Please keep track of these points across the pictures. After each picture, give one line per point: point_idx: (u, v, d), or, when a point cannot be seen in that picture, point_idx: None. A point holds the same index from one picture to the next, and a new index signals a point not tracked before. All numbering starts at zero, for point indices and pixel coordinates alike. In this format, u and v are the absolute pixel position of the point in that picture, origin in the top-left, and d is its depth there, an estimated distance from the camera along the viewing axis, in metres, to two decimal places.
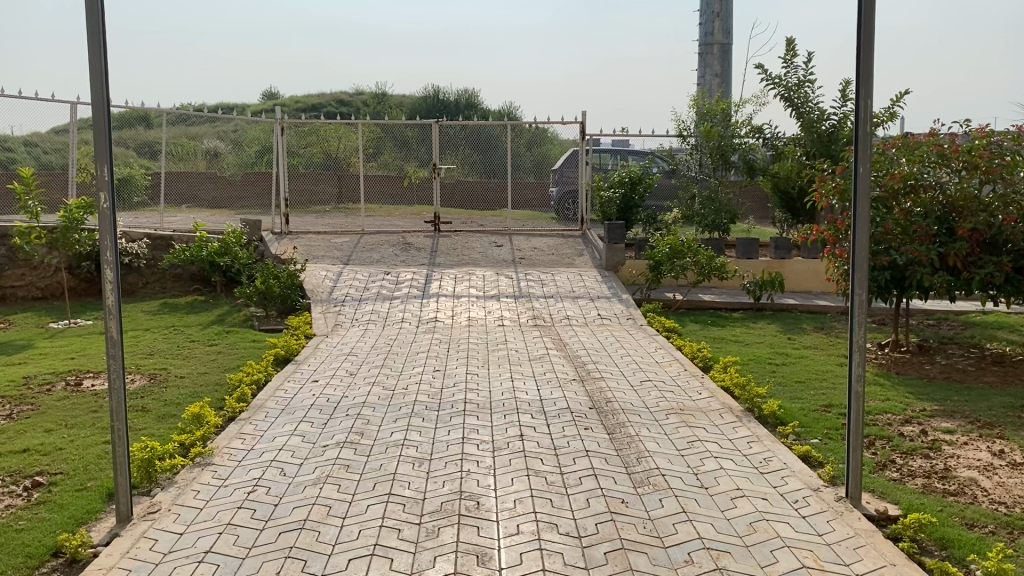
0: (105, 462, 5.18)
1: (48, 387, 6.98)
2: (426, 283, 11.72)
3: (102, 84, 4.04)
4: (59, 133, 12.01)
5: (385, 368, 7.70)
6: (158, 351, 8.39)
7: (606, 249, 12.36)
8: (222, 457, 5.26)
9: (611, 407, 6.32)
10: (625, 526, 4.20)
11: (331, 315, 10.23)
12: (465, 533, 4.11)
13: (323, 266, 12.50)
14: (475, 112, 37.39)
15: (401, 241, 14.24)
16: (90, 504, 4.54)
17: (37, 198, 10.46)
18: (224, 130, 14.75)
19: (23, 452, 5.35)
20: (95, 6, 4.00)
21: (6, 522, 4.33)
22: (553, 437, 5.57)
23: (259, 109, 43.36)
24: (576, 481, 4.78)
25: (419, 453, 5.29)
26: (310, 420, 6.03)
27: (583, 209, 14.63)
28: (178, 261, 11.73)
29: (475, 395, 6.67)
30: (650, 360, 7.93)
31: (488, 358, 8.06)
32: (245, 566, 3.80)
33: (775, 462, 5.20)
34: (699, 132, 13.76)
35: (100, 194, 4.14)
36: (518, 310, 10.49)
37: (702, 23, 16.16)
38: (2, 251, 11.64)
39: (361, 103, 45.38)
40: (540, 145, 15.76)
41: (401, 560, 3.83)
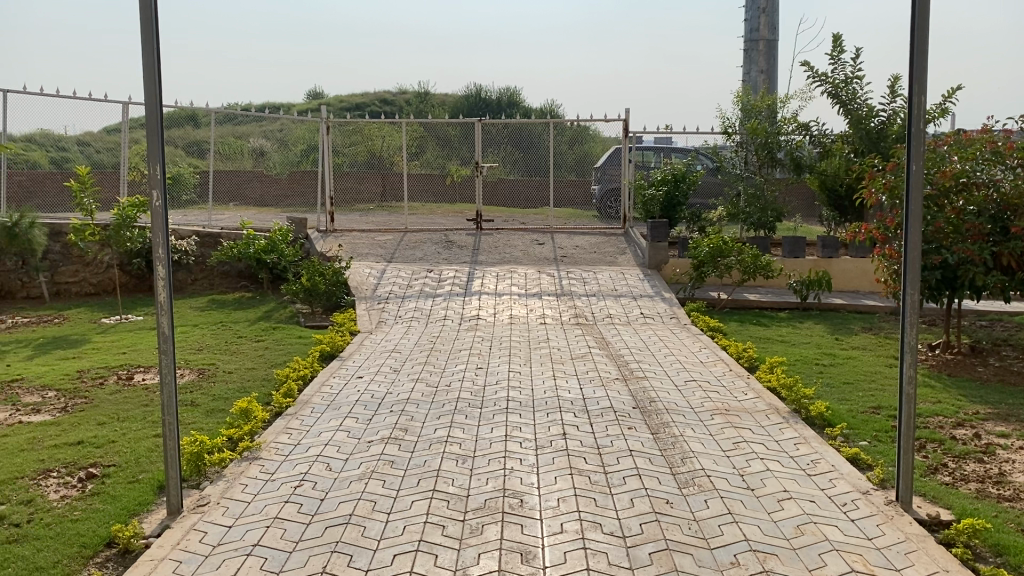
0: (156, 455, 5.29)
1: (101, 381, 7.15)
2: (468, 280, 11.78)
3: (155, 86, 4.10)
4: (110, 133, 12.30)
5: (428, 365, 7.74)
6: (207, 347, 8.54)
7: (649, 249, 12.30)
8: (269, 451, 5.34)
9: (654, 407, 6.28)
10: (669, 526, 4.17)
11: (375, 311, 10.33)
12: (509, 531, 4.11)
13: (367, 264, 12.62)
14: (517, 109, 37.43)
15: (443, 238, 14.32)
16: (142, 496, 4.63)
17: (91, 196, 10.70)
18: (270, 130, 15.00)
19: (76, 444, 5.48)
20: (148, 8, 4.07)
21: (61, 512, 4.44)
22: (596, 437, 5.54)
23: (304, 109, 43.77)
24: (620, 481, 4.75)
25: (463, 450, 5.31)
26: (355, 416, 6.09)
27: (626, 207, 14.63)
28: (227, 258, 11.97)
29: (517, 393, 6.67)
30: (694, 359, 7.87)
31: (531, 356, 8.07)
32: (293, 559, 3.85)
33: (823, 464, 5.12)
34: (744, 129, 13.57)
35: (153, 192, 4.21)
36: (560, 308, 10.48)
37: (747, 19, 15.98)
38: (57, 249, 11.93)
39: (404, 103, 45.70)
40: (581, 143, 15.62)
41: (445, 556, 3.85)
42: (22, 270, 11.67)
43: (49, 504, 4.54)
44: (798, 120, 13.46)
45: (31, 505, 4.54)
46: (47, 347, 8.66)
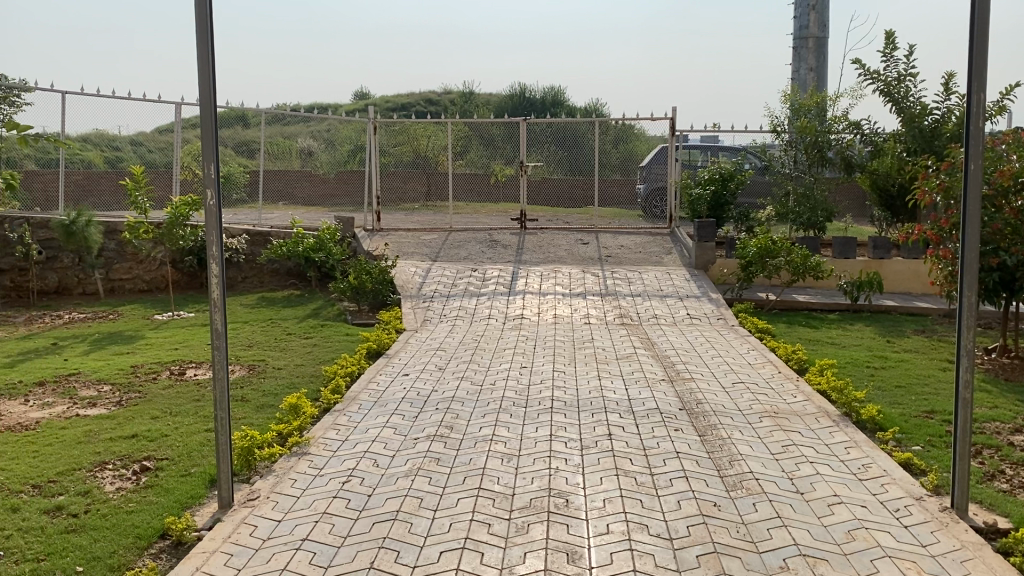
0: (207, 449, 5.39)
1: (154, 376, 7.31)
2: (512, 279, 11.80)
3: (209, 86, 4.17)
4: (163, 132, 12.56)
5: (473, 364, 7.77)
6: (257, 343, 8.68)
7: (696, 248, 12.19)
8: (318, 447, 5.41)
9: (701, 408, 6.21)
10: (717, 529, 4.13)
11: (420, 310, 10.38)
12: (555, 530, 4.10)
13: (413, 262, 12.69)
14: (562, 108, 37.36)
15: (488, 238, 14.32)
16: (194, 489, 4.72)
17: (146, 194, 10.93)
18: (318, 130, 15.25)
19: (131, 438, 5.60)
20: (202, 10, 4.14)
21: (117, 504, 4.54)
22: (642, 438, 5.52)
23: (352, 109, 44.21)
24: (666, 483, 4.72)
25: (508, 449, 5.32)
26: (401, 413, 6.14)
27: (672, 207, 14.53)
28: (276, 256, 12.13)
29: (562, 393, 6.65)
30: (742, 361, 7.77)
31: (575, 356, 8.05)
32: (341, 554, 3.89)
33: (874, 468, 5.03)
34: (794, 128, 13.34)
35: (207, 191, 4.29)
36: (604, 308, 10.44)
37: (796, 17, 15.76)
38: (112, 246, 12.19)
39: (449, 102, 45.89)
40: (626, 142, 15.60)
41: (491, 554, 3.86)
42: (79, 266, 11.96)
43: (105, 496, 4.65)
44: (849, 119, 13.21)
45: (88, 496, 4.65)
46: (103, 342, 8.87)
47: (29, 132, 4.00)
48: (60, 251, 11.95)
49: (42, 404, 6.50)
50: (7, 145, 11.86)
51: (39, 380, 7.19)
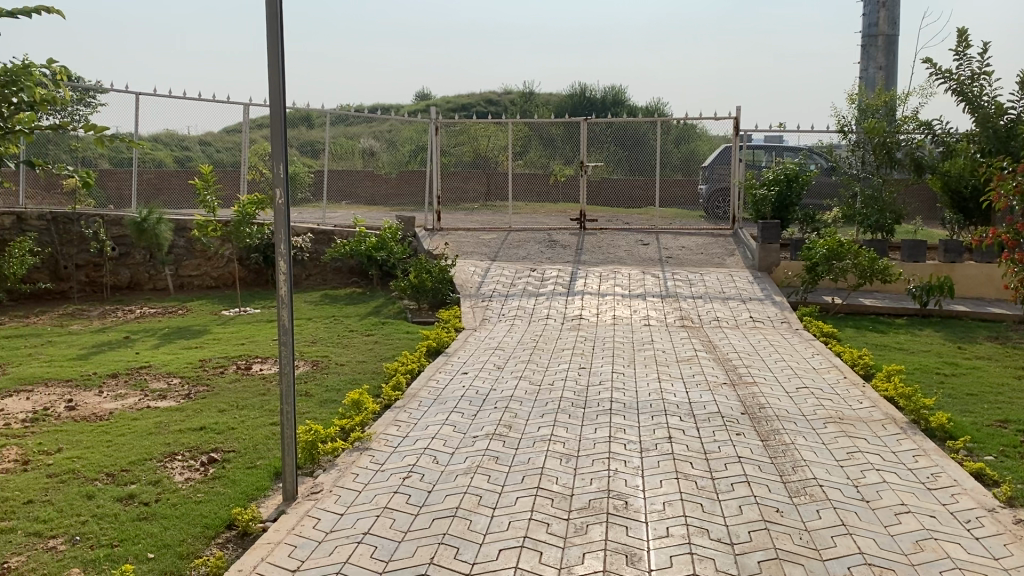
0: (272, 442, 5.52)
1: (221, 370, 7.49)
2: (572, 280, 11.76)
3: (279, 87, 4.26)
4: (232, 133, 12.87)
5: (531, 364, 7.78)
6: (320, 339, 8.84)
7: (760, 249, 12.01)
8: (379, 442, 5.49)
9: (764, 413, 6.12)
10: (779, 535, 4.07)
11: (479, 309, 10.43)
12: (614, 532, 4.09)
13: (473, 262, 12.76)
14: (623, 108, 37.20)
15: (547, 238, 14.32)
16: (259, 481, 4.84)
17: (214, 193, 11.20)
18: (381, 130, 15.50)
19: (199, 429, 5.76)
20: (274, 12, 4.23)
21: (186, 493, 4.68)
22: (703, 441, 5.46)
23: (413, 109, 44.91)
24: (727, 487, 4.67)
25: (567, 449, 5.32)
26: (460, 411, 6.18)
27: (735, 208, 14.39)
28: (339, 255, 12.33)
29: (621, 394, 6.63)
30: (806, 366, 7.64)
31: (635, 357, 8.00)
32: (401, 549, 3.93)
33: (944, 478, 4.89)
34: (862, 129, 13.05)
35: (276, 189, 4.38)
36: (665, 310, 10.36)
37: (865, 14, 15.40)
38: (182, 243, 12.49)
39: (509, 102, 46.07)
40: (687, 141, 15.47)
41: (549, 554, 3.86)
42: (150, 262, 12.36)
43: (174, 486, 4.79)
44: (919, 119, 12.77)
45: (158, 485, 4.80)
46: (172, 336, 9.13)
47: (106, 133, 4.28)
48: (133, 248, 12.33)
49: (115, 395, 6.73)
50: (84, 144, 12.28)
51: (113, 372, 7.44)
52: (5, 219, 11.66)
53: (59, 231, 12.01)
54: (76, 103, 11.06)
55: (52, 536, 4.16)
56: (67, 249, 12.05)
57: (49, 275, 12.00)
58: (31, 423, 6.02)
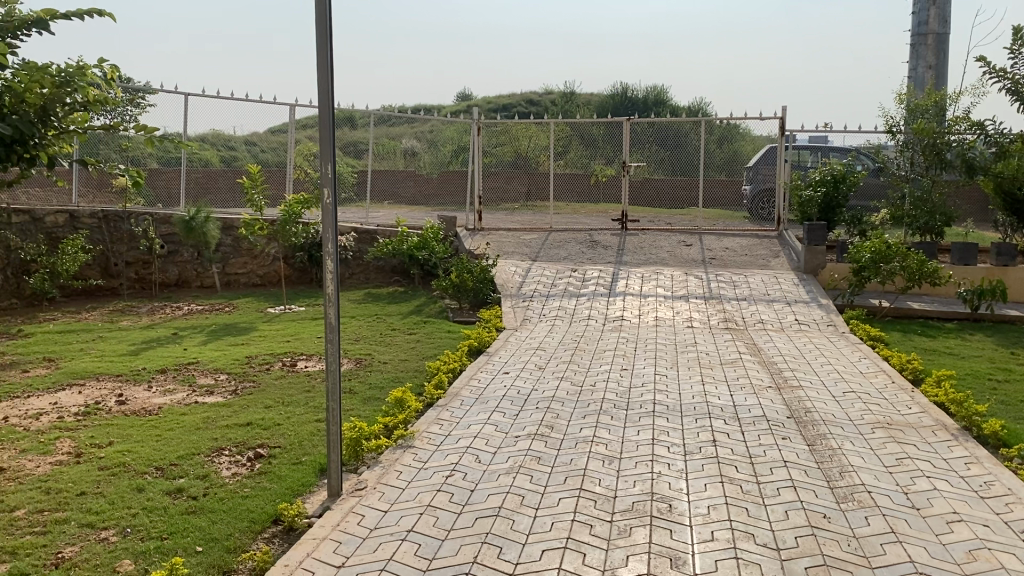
0: (317, 438, 5.57)
1: (267, 367, 7.60)
2: (613, 281, 11.70)
3: (328, 88, 4.30)
4: (277, 133, 13.05)
5: (573, 364, 7.76)
6: (363, 337, 8.91)
7: (805, 251, 11.85)
8: (422, 440, 5.53)
9: (810, 418, 6.02)
10: (827, 541, 4.01)
11: (520, 310, 10.43)
12: (658, 535, 4.06)
13: (514, 262, 12.78)
14: (665, 108, 36.97)
15: (588, 238, 14.29)
16: (305, 477, 4.89)
17: (261, 192, 11.36)
18: (422, 130, 15.56)
19: (246, 425, 5.84)
20: (324, 13, 4.27)
21: (233, 488, 4.75)
22: (748, 445, 5.39)
23: (454, 109, 45.12)
24: (773, 492, 4.61)
25: (609, 451, 5.29)
26: (502, 411, 6.18)
27: (780, 208, 14.20)
28: (382, 254, 12.41)
29: (664, 397, 6.58)
30: (853, 370, 7.51)
31: (678, 360, 7.93)
32: (445, 547, 3.95)
33: (998, 487, 4.77)
34: (910, 129, 12.80)
35: (324, 189, 4.43)
36: (708, 311, 10.26)
37: (915, 12, 15.09)
38: (228, 241, 12.70)
39: (550, 102, 46.03)
40: (731, 142, 15.31)
41: (593, 556, 3.85)
42: (197, 260, 12.57)
43: (222, 481, 4.86)
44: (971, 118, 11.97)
45: (206, 479, 4.87)
46: (219, 333, 9.27)
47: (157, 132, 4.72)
48: (181, 246, 12.55)
49: (164, 390, 6.85)
50: (134, 144, 12.52)
51: (162, 367, 7.57)
52: (59, 217, 11.79)
53: (110, 229, 12.19)
54: (126, 103, 11.28)
55: (104, 527, 4.25)
56: (117, 247, 12.24)
57: (99, 271, 12.19)
58: (84, 417, 6.15)
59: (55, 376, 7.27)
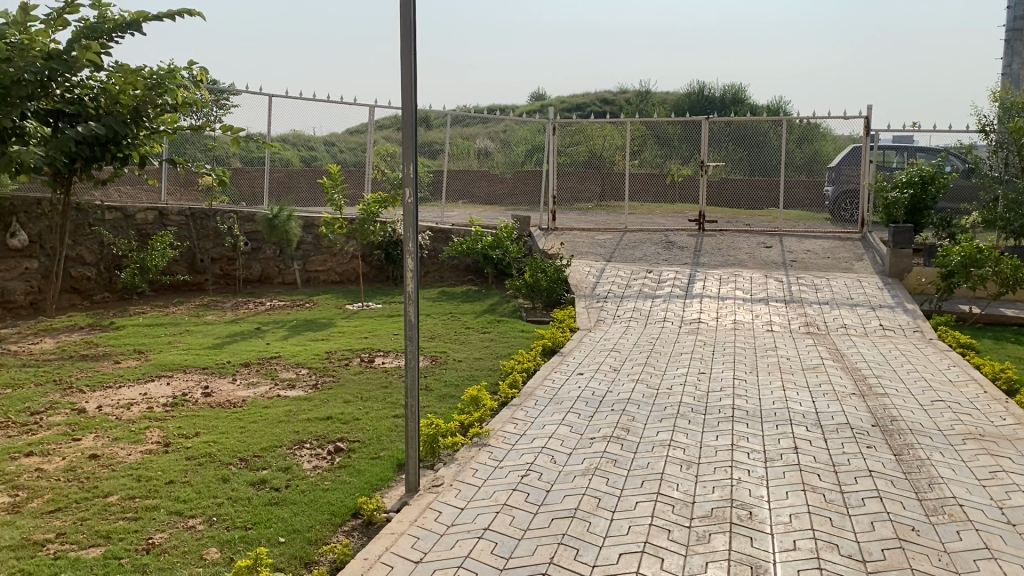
0: (395, 434, 5.65)
1: (346, 362, 7.74)
2: (690, 283, 11.55)
3: (411, 89, 4.35)
4: (355, 133, 13.31)
5: (649, 367, 7.68)
6: (439, 335, 9.01)
7: (891, 255, 11.50)
8: (497, 439, 5.54)
9: (897, 426, 5.83)
10: (916, 555, 3.87)
11: (594, 310, 10.38)
12: (738, 542, 3.99)
13: (588, 262, 12.72)
14: (743, 107, 36.36)
15: (664, 239, 14.15)
16: (383, 472, 4.96)
17: (341, 192, 11.56)
18: (497, 130, 15.58)
19: (326, 419, 5.96)
20: (408, 18, 4.32)
21: (314, 481, 4.84)
22: (831, 453, 5.26)
23: (528, 110, 45.22)
24: (858, 502, 4.48)
25: (687, 455, 5.22)
26: (577, 411, 6.17)
27: (864, 209, 13.80)
28: (456, 253, 12.48)
29: (743, 402, 6.46)
30: (942, 378, 7.24)
31: (757, 364, 7.77)
32: (521, 547, 3.95)
33: None
34: (1005, 128, 12.28)
35: (405, 188, 4.47)
36: (788, 315, 10.03)
37: (1011, 6, 14.46)
38: (309, 239, 13.01)
39: (624, 101, 45.72)
40: (811, 141, 14.99)
41: (671, 561, 3.80)
42: (279, 257, 12.89)
43: (303, 473, 4.96)
44: None
45: (288, 472, 4.99)
46: (300, 328, 9.49)
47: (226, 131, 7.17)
48: (264, 243, 12.88)
49: (248, 383, 7.05)
50: (219, 143, 12.92)
51: (245, 361, 7.78)
52: (149, 214, 12.14)
53: (197, 227, 12.55)
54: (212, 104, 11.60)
55: (191, 516, 4.38)
56: (203, 244, 12.56)
57: (187, 268, 12.49)
58: (172, 408, 6.36)
59: (145, 368, 7.54)
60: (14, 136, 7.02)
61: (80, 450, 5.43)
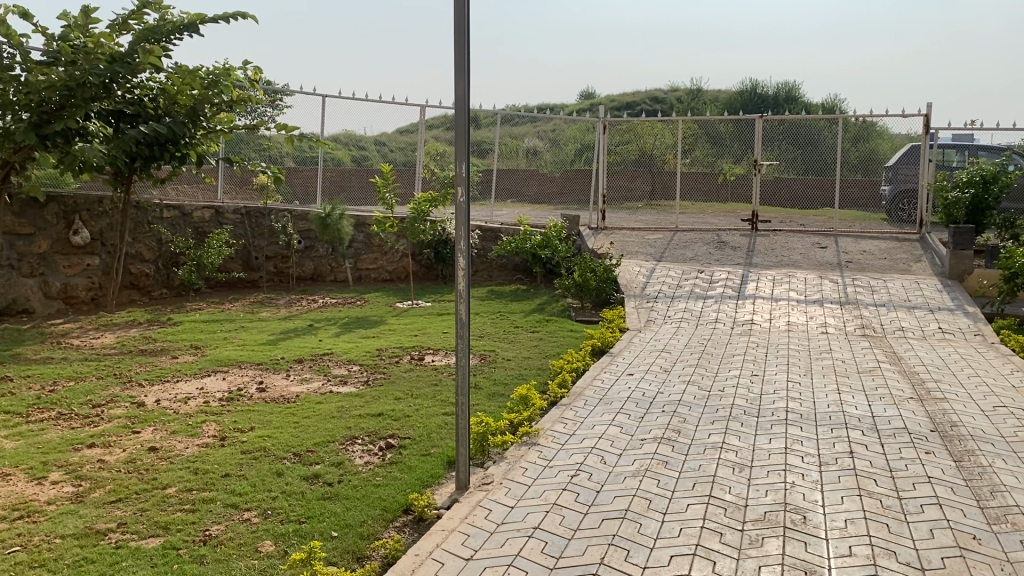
0: (444, 431, 5.69)
1: (397, 359, 7.81)
2: (742, 283, 11.41)
3: (463, 89, 4.37)
4: (406, 132, 13.42)
5: (700, 368, 7.60)
6: (489, 334, 9.04)
7: (950, 256, 11.23)
8: (546, 438, 5.55)
9: (957, 432, 5.69)
10: (977, 565, 3.77)
11: (644, 310, 10.32)
12: (792, 546, 3.93)
13: (638, 262, 12.64)
14: (797, 105, 35.78)
15: (716, 238, 13.99)
16: (434, 469, 5.00)
17: (392, 191, 11.64)
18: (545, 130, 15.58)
19: (377, 416, 6.02)
20: (461, 17, 4.34)
21: (366, 476, 4.90)
22: (888, 458, 5.15)
23: (578, 108, 45.10)
24: (917, 509, 4.37)
25: (739, 458, 5.15)
26: (628, 412, 6.14)
27: (922, 209, 13.48)
28: (505, 252, 12.49)
29: (796, 405, 6.35)
30: (1004, 383, 7.03)
31: (812, 367, 7.63)
32: (571, 547, 3.95)
33: None
34: None
35: (458, 187, 4.49)
36: (844, 318, 9.84)
37: None
38: (361, 238, 13.17)
39: (676, 100, 45.34)
40: (867, 140, 14.70)
41: (723, 564, 3.76)
42: (331, 255, 13.08)
43: (355, 468, 5.02)
44: None
45: (341, 467, 5.05)
46: (352, 326, 9.60)
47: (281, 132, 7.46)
48: (316, 242, 13.07)
49: (301, 379, 7.16)
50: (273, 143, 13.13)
51: (299, 357, 7.89)
52: (205, 213, 12.37)
53: (252, 225, 12.77)
54: (267, 105, 11.82)
55: (247, 509, 4.46)
56: (258, 242, 12.78)
57: (242, 265, 12.70)
58: (228, 402, 6.49)
59: (202, 363, 7.70)
60: (79, 137, 7.27)
61: (140, 442, 5.56)
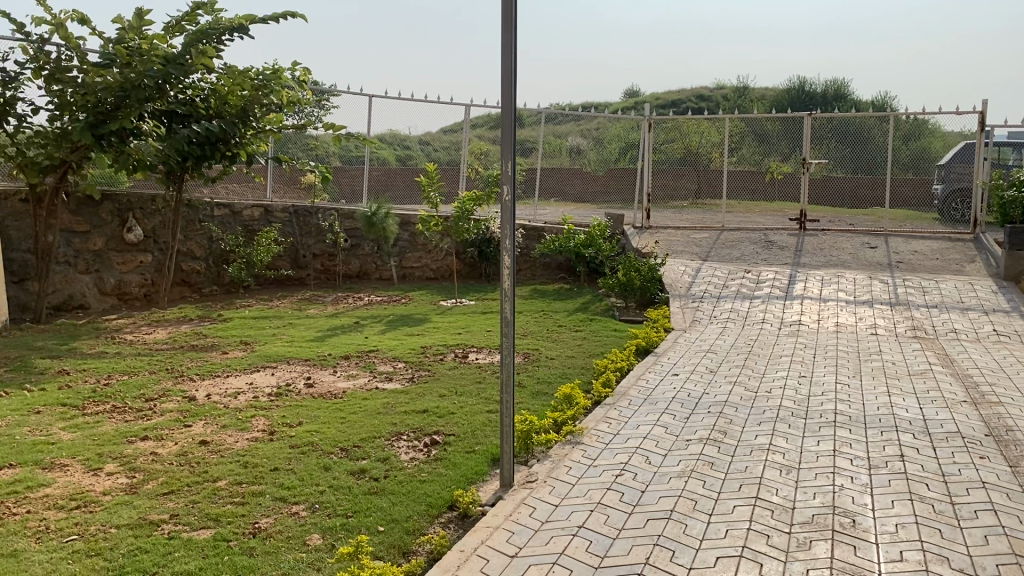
0: (488, 429, 5.71)
1: (441, 357, 7.86)
2: (790, 283, 11.26)
3: (509, 88, 4.38)
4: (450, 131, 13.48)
5: (746, 369, 7.53)
6: (532, 333, 9.05)
7: (1006, 256, 10.96)
8: (590, 438, 5.54)
9: (1012, 437, 5.55)
10: None
11: (689, 310, 10.24)
12: (840, 550, 3.88)
13: (683, 262, 12.54)
14: (846, 103, 35.18)
15: (763, 238, 13.82)
16: (478, 466, 5.02)
17: (438, 190, 11.68)
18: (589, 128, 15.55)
19: (422, 412, 6.07)
20: (508, 16, 4.35)
21: (412, 472, 4.94)
22: (940, 462, 5.04)
23: (622, 107, 44.90)
24: (970, 514, 4.28)
25: (787, 460, 5.09)
26: (673, 412, 6.11)
27: (977, 209, 13.17)
28: (549, 251, 12.49)
29: (845, 407, 6.26)
30: None
31: (861, 368, 7.51)
32: (617, 546, 3.94)
33: None
34: None
35: (504, 186, 4.50)
36: (894, 319, 9.66)
37: None
38: (406, 236, 13.27)
39: (722, 98, 44.88)
40: (918, 138, 14.40)
41: (770, 566, 3.73)
42: (377, 253, 13.21)
43: (401, 464, 5.07)
44: None
45: (387, 462, 5.10)
46: (397, 323, 9.68)
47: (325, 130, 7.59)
48: (362, 240, 13.21)
49: (348, 375, 7.25)
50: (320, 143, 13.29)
51: (345, 354, 7.98)
52: (254, 211, 12.57)
53: (300, 223, 12.94)
54: (314, 105, 11.97)
55: (295, 502, 4.53)
56: (306, 240, 12.95)
57: (289, 263, 12.89)
58: (276, 397, 6.59)
59: (251, 358, 7.83)
60: (133, 137, 7.52)
61: (192, 436, 5.68)
